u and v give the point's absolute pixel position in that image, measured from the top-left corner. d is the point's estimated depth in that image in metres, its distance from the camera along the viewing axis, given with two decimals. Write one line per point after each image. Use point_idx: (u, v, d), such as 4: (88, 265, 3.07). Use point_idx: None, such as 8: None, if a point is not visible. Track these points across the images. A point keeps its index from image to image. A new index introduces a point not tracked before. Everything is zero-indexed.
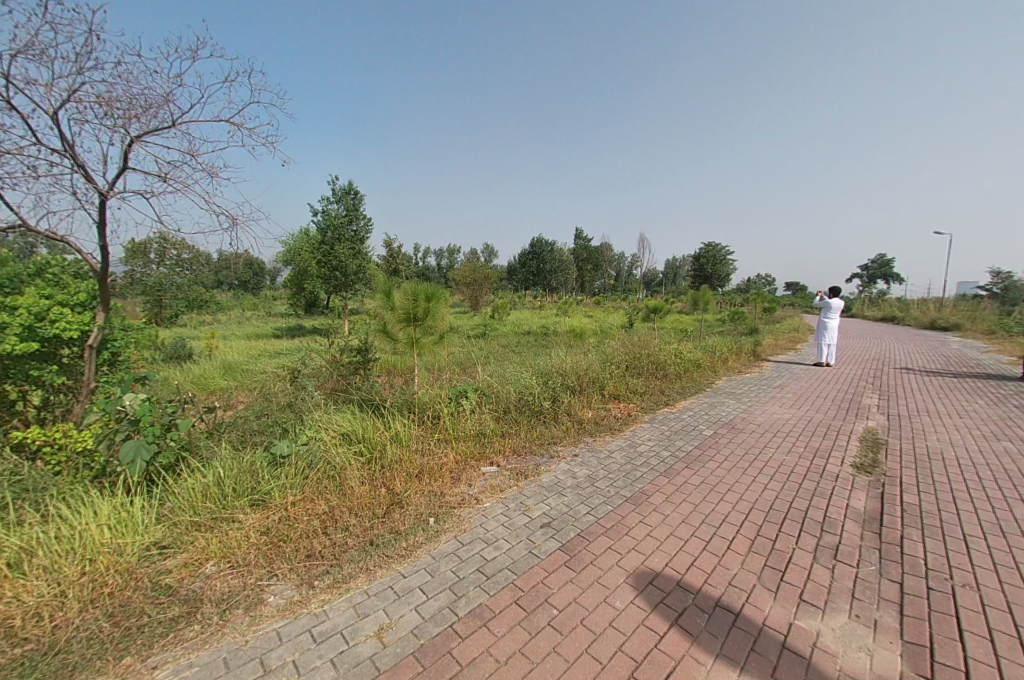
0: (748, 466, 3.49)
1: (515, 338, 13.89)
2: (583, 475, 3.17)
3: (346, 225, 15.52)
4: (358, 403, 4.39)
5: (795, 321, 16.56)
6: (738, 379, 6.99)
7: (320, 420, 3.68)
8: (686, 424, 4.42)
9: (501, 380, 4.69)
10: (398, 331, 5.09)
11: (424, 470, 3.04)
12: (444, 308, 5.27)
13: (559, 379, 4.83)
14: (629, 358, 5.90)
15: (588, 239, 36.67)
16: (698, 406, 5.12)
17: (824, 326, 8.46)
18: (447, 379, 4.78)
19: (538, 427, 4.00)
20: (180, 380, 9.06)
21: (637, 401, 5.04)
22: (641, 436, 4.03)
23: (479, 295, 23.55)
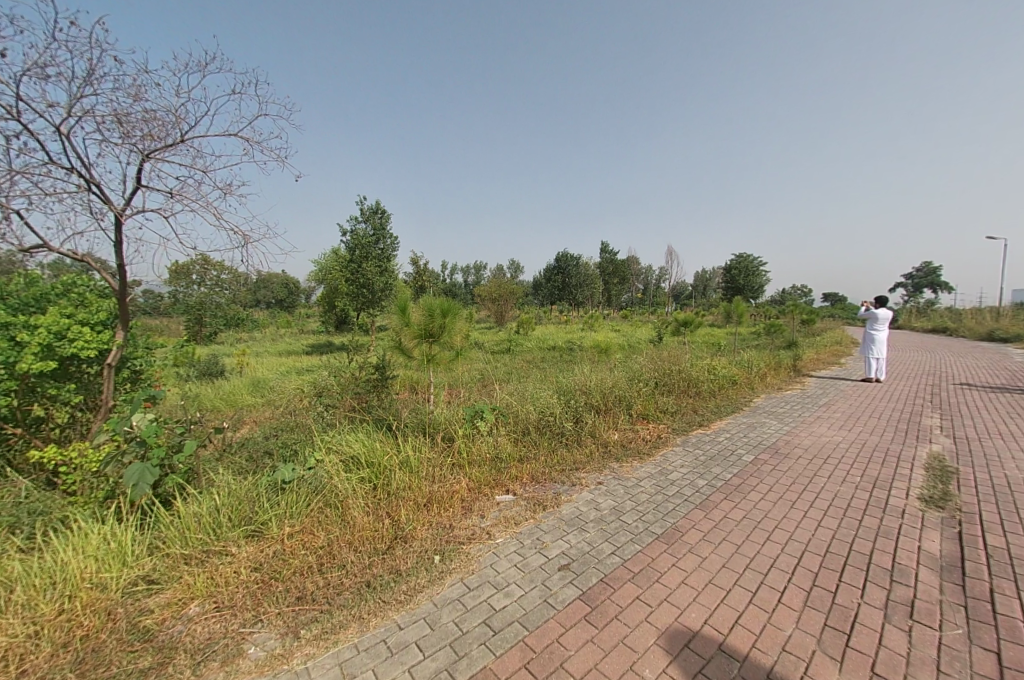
0: (798, 497, 3.07)
1: (540, 353, 13.67)
2: (607, 507, 2.85)
3: (373, 245, 15.92)
4: (372, 423, 4.25)
5: (838, 334, 15.59)
6: (779, 397, 6.46)
7: (330, 442, 3.53)
8: (723, 448, 4.02)
9: (520, 399, 4.44)
10: (415, 347, 4.96)
11: (433, 499, 2.81)
12: (460, 323, 5.14)
13: (581, 398, 4.53)
14: (658, 375, 5.55)
15: (614, 253, 36.30)
16: (735, 427, 4.69)
17: (872, 339, 7.76)
18: (464, 398, 4.57)
19: (559, 450, 3.72)
20: (210, 397, 9.28)
21: (667, 421, 4.66)
22: (672, 461, 3.67)
23: (504, 310, 23.51)
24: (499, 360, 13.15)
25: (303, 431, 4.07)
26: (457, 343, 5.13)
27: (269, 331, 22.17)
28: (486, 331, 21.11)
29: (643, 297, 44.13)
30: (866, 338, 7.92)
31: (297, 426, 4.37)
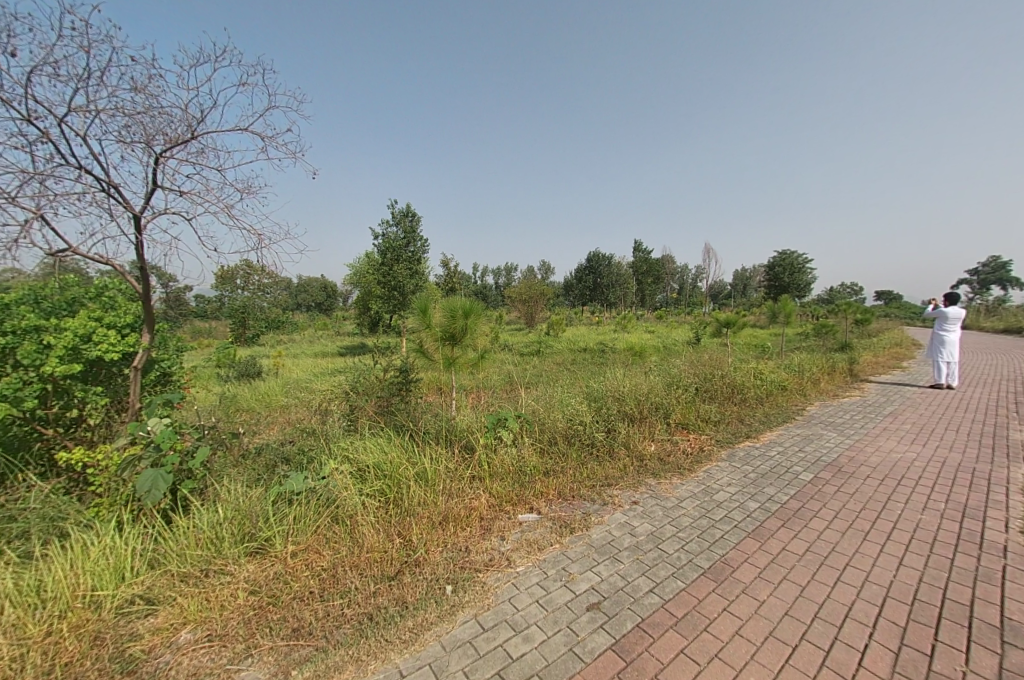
0: (871, 526, 2.63)
1: (571, 356, 13.32)
2: (644, 532, 2.52)
3: (404, 248, 16.09)
4: (392, 429, 4.07)
5: (897, 335, 14.32)
6: (837, 405, 5.84)
7: (347, 450, 3.37)
8: (776, 464, 3.57)
9: (547, 406, 4.15)
10: (437, 350, 4.77)
11: (450, 517, 2.55)
12: (483, 324, 4.91)
13: (613, 405, 4.18)
14: (697, 379, 5.11)
15: (647, 252, 35.29)
16: (788, 440, 4.21)
17: (942, 342, 6.86)
18: (488, 403, 4.32)
19: (589, 463, 3.40)
20: (247, 397, 9.53)
21: (710, 432, 4.24)
22: (717, 478, 3.27)
23: (534, 311, 23.23)
24: (528, 362, 12.88)
25: (323, 437, 3.94)
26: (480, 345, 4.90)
27: (306, 333, 22.86)
28: (515, 332, 20.89)
29: (678, 297, 42.68)
30: (934, 340, 7.02)
31: (319, 431, 4.25)
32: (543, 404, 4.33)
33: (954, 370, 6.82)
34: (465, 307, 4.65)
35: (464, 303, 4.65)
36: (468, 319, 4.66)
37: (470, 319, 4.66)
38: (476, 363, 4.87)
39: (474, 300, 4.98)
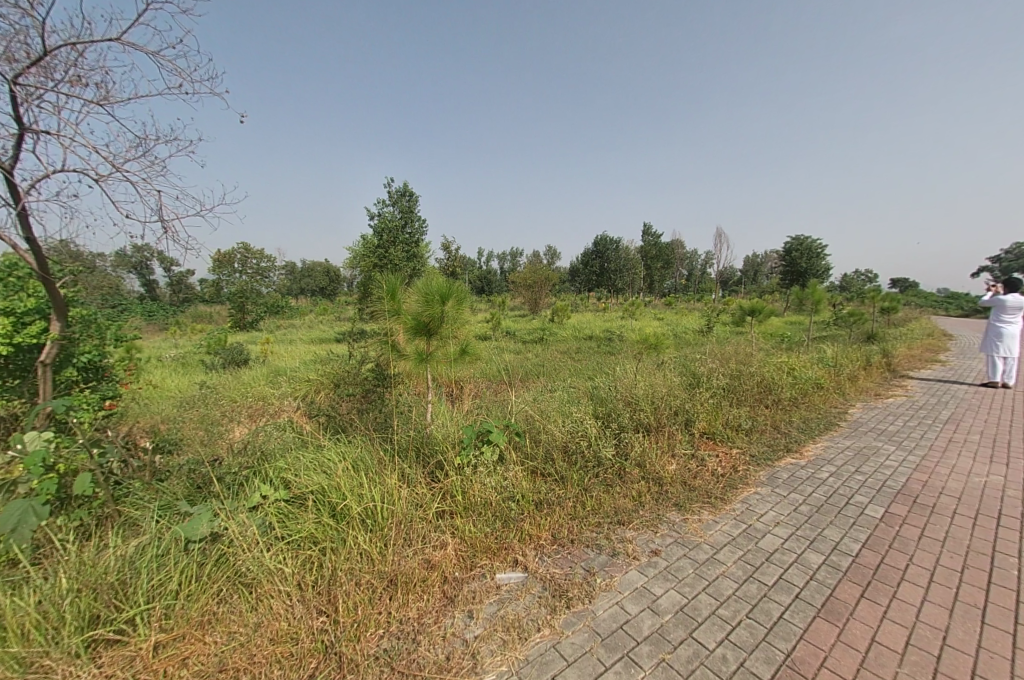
0: (986, 601, 1.89)
1: (576, 344, 12.60)
2: (670, 608, 1.80)
3: (401, 229, 15.57)
4: (356, 440, 3.36)
5: (926, 326, 13.39)
6: (882, 408, 5.03)
7: (290, 470, 2.68)
8: (831, 494, 2.81)
9: (542, 411, 3.39)
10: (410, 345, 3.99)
11: (399, 584, 1.85)
12: (465, 313, 4.11)
13: (624, 412, 3.41)
14: (722, 378, 4.32)
15: (657, 236, 34.08)
16: (838, 457, 3.44)
17: (998, 334, 5.92)
18: (472, 408, 3.58)
19: (593, 490, 2.66)
20: (229, 388, 8.93)
21: (742, 445, 3.46)
22: (759, 514, 2.54)
23: (539, 297, 22.41)
24: (530, 351, 12.16)
25: (277, 445, 3.29)
26: (462, 339, 4.10)
27: (305, 318, 22.33)
28: (519, 318, 20.15)
29: (688, 283, 41.49)
30: (988, 332, 6.09)
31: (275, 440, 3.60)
32: (539, 408, 3.58)
33: (1012, 366, 5.91)
34: (442, 294, 3.80)
35: (440, 285, 3.82)
36: (445, 309, 3.82)
37: (447, 309, 3.83)
38: (459, 360, 4.09)
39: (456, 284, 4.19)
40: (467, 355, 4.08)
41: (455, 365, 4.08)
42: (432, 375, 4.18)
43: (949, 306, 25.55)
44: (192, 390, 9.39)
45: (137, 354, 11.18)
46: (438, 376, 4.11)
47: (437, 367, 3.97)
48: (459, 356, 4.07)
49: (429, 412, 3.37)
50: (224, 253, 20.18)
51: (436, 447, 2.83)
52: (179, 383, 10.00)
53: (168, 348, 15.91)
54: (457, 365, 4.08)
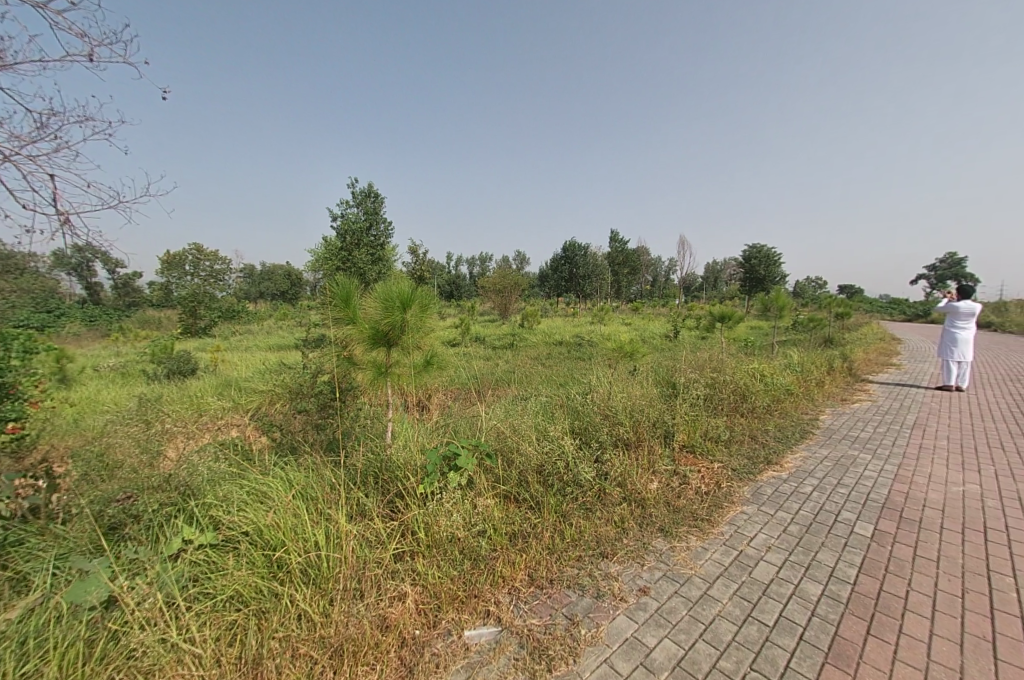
0: (993, 632, 1.77)
1: (546, 350, 12.44)
2: (666, 662, 1.57)
3: (366, 231, 15.06)
4: (305, 464, 2.97)
5: (875, 331, 14.11)
6: (850, 413, 5.07)
7: (221, 505, 2.32)
8: (819, 510, 2.69)
9: (514, 427, 3.12)
10: (368, 356, 3.60)
11: (346, 655, 1.54)
12: (430, 321, 3.77)
13: (601, 426, 3.19)
14: (699, 386, 4.19)
15: (624, 242, 34.68)
16: (818, 468, 3.34)
17: (954, 339, 6.20)
18: (437, 425, 3.26)
19: (572, 517, 2.41)
20: (171, 401, 8.16)
21: (723, 458, 3.31)
22: (750, 539, 2.36)
23: (509, 302, 22.20)
24: (500, 358, 11.87)
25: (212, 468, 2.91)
26: (426, 349, 3.75)
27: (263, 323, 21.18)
28: (489, 324, 19.85)
29: (654, 289, 42.49)
30: (944, 337, 6.37)
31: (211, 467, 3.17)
32: (510, 423, 3.31)
33: (966, 370, 6.21)
34: (404, 299, 3.43)
35: (401, 290, 3.44)
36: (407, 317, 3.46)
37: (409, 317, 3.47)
38: (423, 372, 3.73)
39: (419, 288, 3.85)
40: (431, 366, 3.74)
41: (419, 376, 3.73)
42: (393, 388, 3.83)
43: (892, 312, 27.30)
44: (129, 403, 8.53)
45: (67, 364, 10.11)
46: (400, 389, 3.76)
47: (397, 380, 3.60)
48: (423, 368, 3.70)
49: (389, 431, 3.03)
50: (174, 254, 18.88)
51: (397, 474, 2.51)
52: (114, 395, 9.08)
53: (105, 356, 14.59)
54: (420, 378, 3.71)
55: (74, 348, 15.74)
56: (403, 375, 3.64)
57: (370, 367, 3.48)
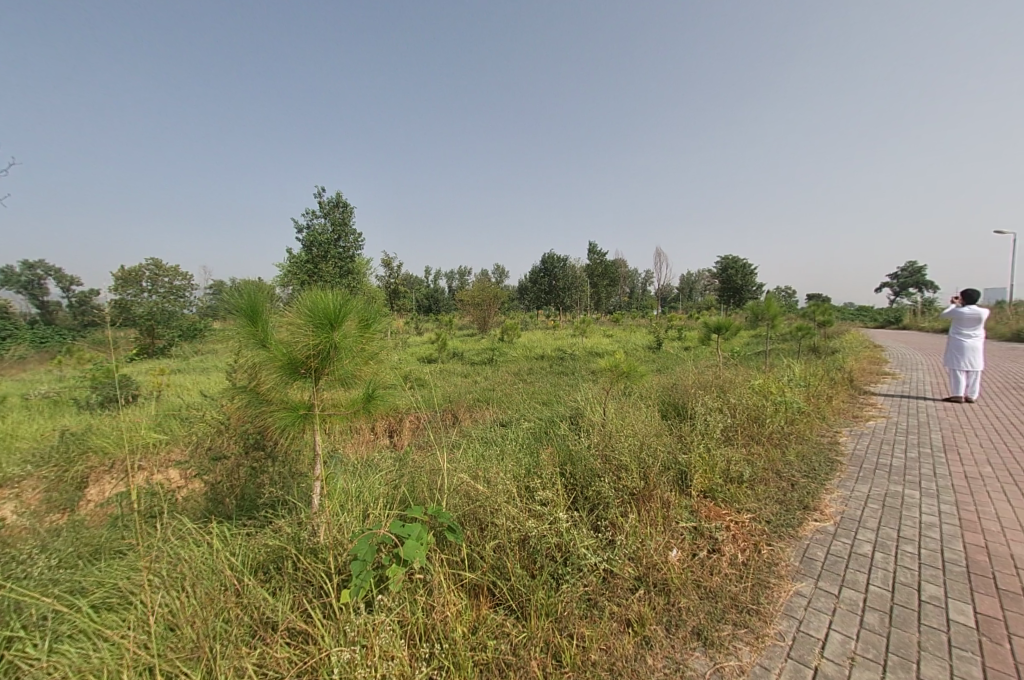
0: None
1: (528, 365, 11.73)
2: None
3: (334, 243, 14.15)
4: (196, 557, 2.17)
5: (858, 338, 13.96)
6: (868, 434, 4.52)
7: (31, 645, 1.64)
8: (896, 584, 2.03)
9: (487, 480, 2.37)
10: (285, 390, 2.76)
11: None
12: (371, 342, 2.96)
13: (599, 474, 2.47)
14: (708, 412, 3.53)
15: (603, 254, 34.60)
16: (867, 513, 2.71)
17: (960, 348, 5.80)
18: (386, 484, 2.48)
19: (570, 625, 1.68)
20: (98, 436, 7.07)
21: (753, 507, 2.64)
22: (821, 645, 1.68)
23: (488, 315, 21.49)
24: (479, 374, 11.11)
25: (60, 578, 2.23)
26: (366, 379, 2.92)
27: None
28: (467, 338, 19.05)
29: (634, 299, 42.59)
30: (949, 346, 5.95)
31: (97, 566, 2.49)
32: (482, 473, 2.55)
33: (975, 380, 5.79)
34: (330, 316, 2.61)
35: (327, 301, 2.62)
36: (335, 339, 2.63)
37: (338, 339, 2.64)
38: (365, 408, 2.91)
39: (361, 299, 3.05)
40: (379, 398, 2.93)
41: (361, 414, 2.92)
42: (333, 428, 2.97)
43: (865, 319, 27.83)
44: (48, 438, 7.37)
45: None
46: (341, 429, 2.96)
47: (325, 420, 2.76)
48: (360, 405, 2.85)
49: (317, 495, 2.24)
50: (127, 269, 17.52)
51: (320, 577, 1.78)
52: (33, 429, 7.88)
53: (43, 381, 13.18)
54: (364, 417, 2.89)
55: (8, 374, 14.17)
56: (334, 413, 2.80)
57: (288, 405, 2.64)
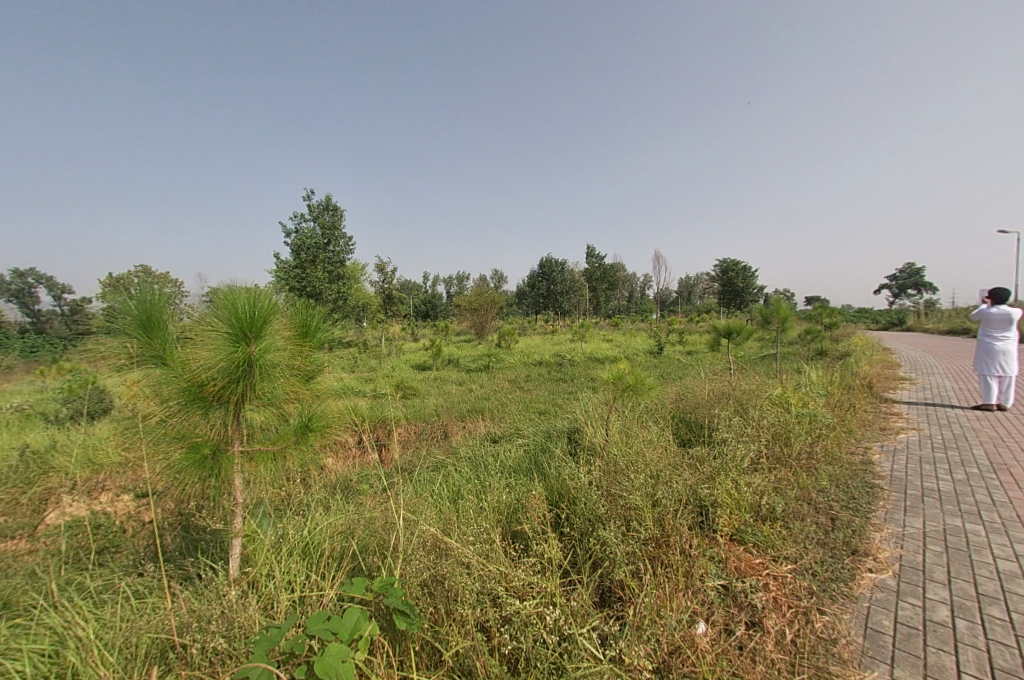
0: None
1: (525, 372, 11.24)
2: None
3: (324, 247, 13.63)
4: (83, 642, 1.70)
5: (867, 340, 13.52)
6: (902, 449, 4.04)
7: None
8: (998, 675, 1.55)
9: (464, 536, 1.87)
10: (185, 422, 1.69)
11: None
12: (313, 352, 1.94)
13: (605, 522, 1.98)
14: (729, 434, 3.04)
15: (601, 257, 34.17)
16: (930, 560, 2.23)
17: (990, 351, 5.32)
18: (340, 537, 1.99)
19: None
20: (59, 455, 6.54)
21: (792, 554, 2.16)
22: None
23: (485, 320, 20.98)
24: (474, 382, 10.63)
25: None
26: (303, 410, 1.86)
27: None
28: (464, 344, 18.56)
29: (633, 303, 42.17)
30: (978, 349, 5.48)
31: None
32: (458, 524, 2.04)
33: (1010, 386, 5.31)
34: (242, 314, 1.57)
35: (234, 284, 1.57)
36: (253, 349, 1.59)
37: (259, 349, 1.60)
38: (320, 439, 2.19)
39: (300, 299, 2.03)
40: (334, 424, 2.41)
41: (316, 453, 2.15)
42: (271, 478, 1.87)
43: (868, 321, 27.43)
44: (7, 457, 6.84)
45: None
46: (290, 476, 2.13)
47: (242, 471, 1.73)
48: (288, 448, 1.79)
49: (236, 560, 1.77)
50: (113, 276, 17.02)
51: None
52: None
53: (20, 392, 12.61)
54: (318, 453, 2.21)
55: None
56: (251, 461, 1.73)
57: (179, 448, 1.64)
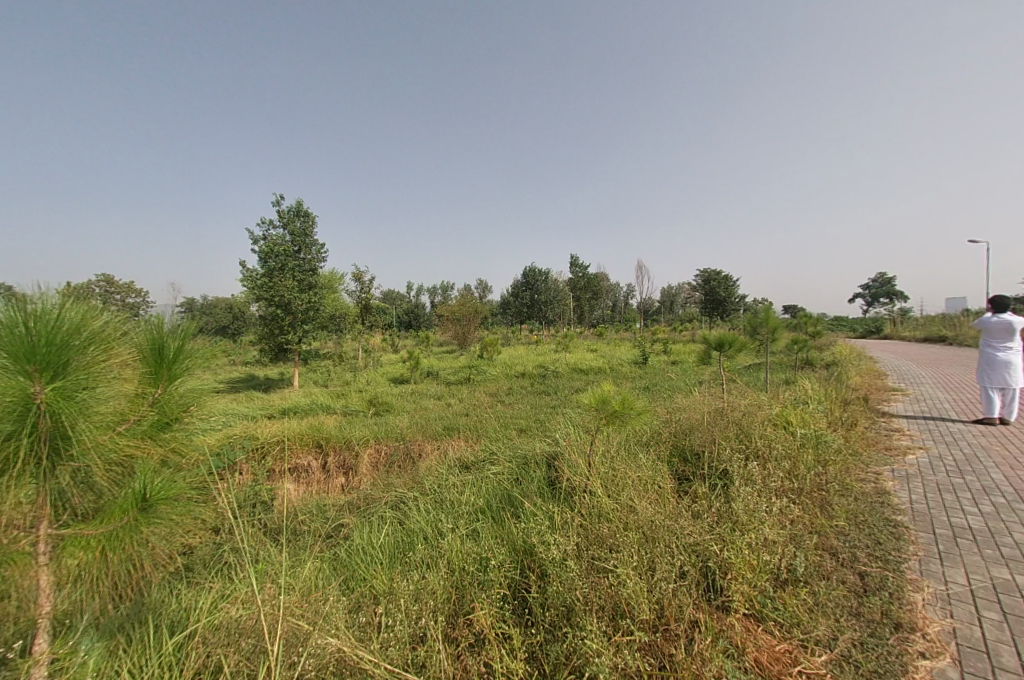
0: None
1: (507, 385, 10.71)
2: None
3: (294, 254, 12.90)
4: None
5: (851, 349, 13.39)
6: (915, 473, 3.64)
7: None
8: None
9: (389, 651, 1.36)
10: None
11: None
12: (161, 383, 1.37)
13: (588, 615, 1.48)
14: (736, 475, 2.60)
15: (585, 267, 34.05)
16: (992, 639, 1.77)
17: (993, 363, 5.04)
18: (219, 643, 1.44)
19: None
20: None
21: (824, 638, 1.68)
22: None
23: (468, 331, 20.41)
24: (453, 396, 10.07)
25: None
26: (149, 469, 1.32)
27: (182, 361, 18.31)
28: (445, 356, 17.95)
29: (617, 313, 42.27)
30: (979, 361, 5.19)
31: None
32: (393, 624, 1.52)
33: (1013, 399, 5.04)
34: (17, 340, 1.04)
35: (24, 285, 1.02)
36: (41, 391, 1.08)
37: (51, 392, 1.09)
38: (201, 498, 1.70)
39: (155, 315, 1.44)
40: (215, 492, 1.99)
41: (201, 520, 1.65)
42: (109, 567, 1.31)
43: (847, 329, 27.75)
44: None
45: None
46: (167, 553, 1.60)
47: (58, 561, 1.21)
48: (116, 528, 1.23)
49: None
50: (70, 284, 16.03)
51: None
52: None
53: None
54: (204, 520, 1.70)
55: None
56: (67, 545, 1.21)
57: None
